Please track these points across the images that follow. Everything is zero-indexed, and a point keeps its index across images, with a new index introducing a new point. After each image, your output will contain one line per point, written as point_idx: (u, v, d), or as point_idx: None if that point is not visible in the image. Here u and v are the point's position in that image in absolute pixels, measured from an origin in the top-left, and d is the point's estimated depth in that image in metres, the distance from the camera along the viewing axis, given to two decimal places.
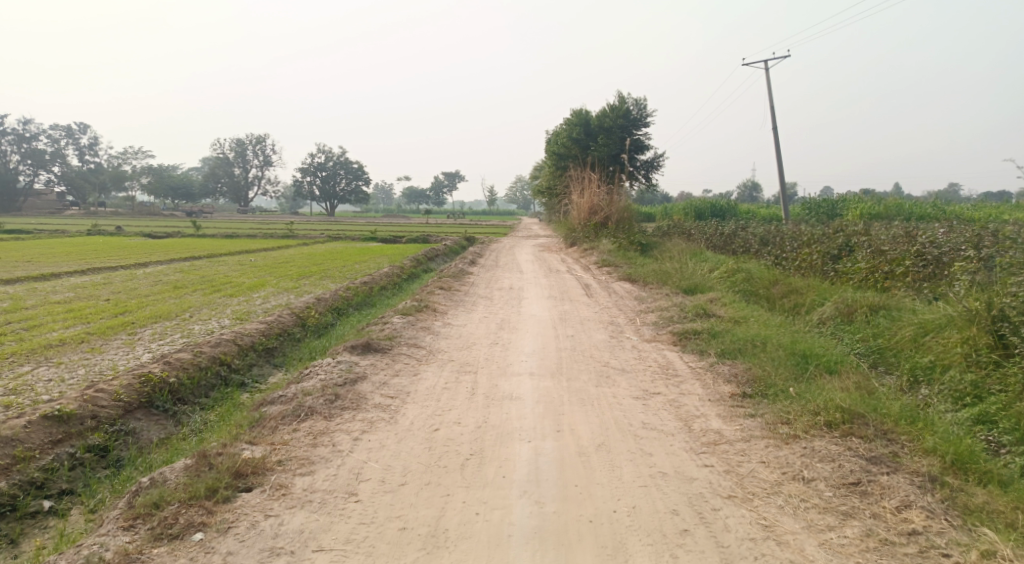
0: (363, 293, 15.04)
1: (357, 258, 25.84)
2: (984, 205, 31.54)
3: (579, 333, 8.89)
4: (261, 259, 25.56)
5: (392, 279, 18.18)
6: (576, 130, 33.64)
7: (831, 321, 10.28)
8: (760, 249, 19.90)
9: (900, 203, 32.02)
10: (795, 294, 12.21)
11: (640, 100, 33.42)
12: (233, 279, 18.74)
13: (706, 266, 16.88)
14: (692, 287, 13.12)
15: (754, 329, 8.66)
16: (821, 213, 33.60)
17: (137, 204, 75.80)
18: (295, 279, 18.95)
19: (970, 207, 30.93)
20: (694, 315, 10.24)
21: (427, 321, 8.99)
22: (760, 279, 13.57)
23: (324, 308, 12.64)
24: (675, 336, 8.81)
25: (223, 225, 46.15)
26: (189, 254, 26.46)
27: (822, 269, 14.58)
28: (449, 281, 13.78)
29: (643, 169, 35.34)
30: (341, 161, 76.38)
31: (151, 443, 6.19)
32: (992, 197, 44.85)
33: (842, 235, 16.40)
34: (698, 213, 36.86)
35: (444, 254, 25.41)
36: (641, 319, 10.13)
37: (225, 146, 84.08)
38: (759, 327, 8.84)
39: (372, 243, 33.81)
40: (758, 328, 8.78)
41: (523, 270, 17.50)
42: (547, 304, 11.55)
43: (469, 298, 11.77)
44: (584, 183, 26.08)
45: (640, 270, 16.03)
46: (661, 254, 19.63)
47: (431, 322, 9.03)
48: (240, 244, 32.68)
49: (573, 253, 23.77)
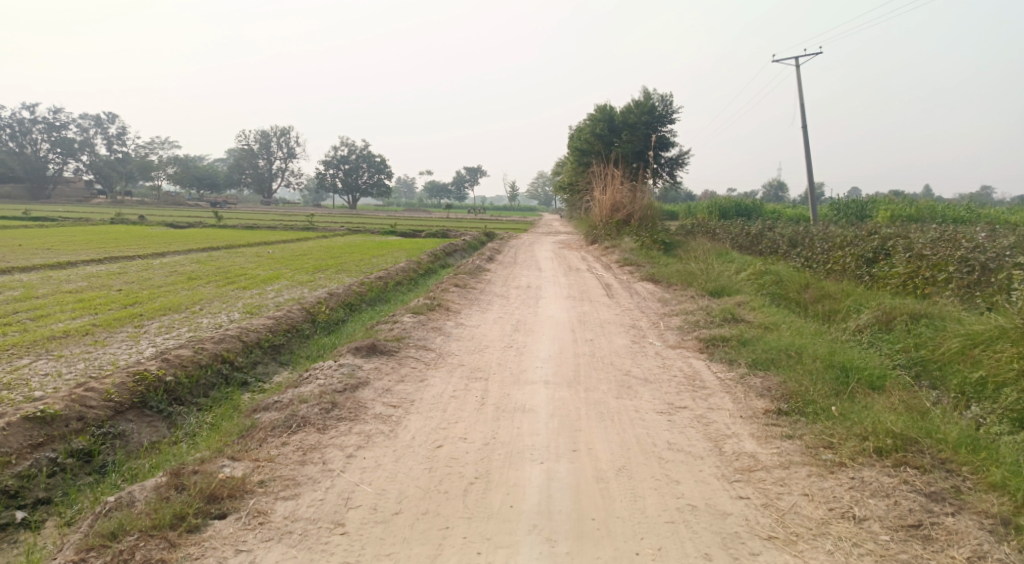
0: (377, 289, 14.64)
1: (375, 252, 25.49)
2: (1020, 208, 30.53)
3: (599, 337, 8.40)
4: (278, 250, 25.28)
5: (409, 274, 17.78)
6: (600, 126, 33.04)
7: (868, 329, 9.71)
8: (788, 251, 19.24)
9: (933, 206, 31.06)
10: (828, 299, 11.61)
11: (666, 95, 32.72)
12: (248, 271, 18.45)
13: (732, 267, 16.29)
14: (719, 289, 12.57)
15: (787, 337, 8.13)
16: (850, 214, 32.70)
17: (162, 194, 76.34)
18: (311, 272, 18.63)
19: (1006, 211, 29.90)
20: (721, 320, 9.71)
21: (439, 321, 8.55)
22: (790, 282, 12.98)
23: (337, 304, 12.26)
24: (702, 343, 8.30)
25: (244, 216, 46.11)
26: (207, 244, 26.27)
27: (856, 274, 13.94)
28: (466, 278, 13.34)
29: (668, 166, 34.65)
30: (364, 154, 76.30)
31: (141, 448, 5.79)
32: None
33: (876, 238, 15.73)
34: (723, 213, 36.08)
35: (463, 249, 25.01)
36: (665, 323, 9.61)
37: (249, 137, 84.42)
38: (792, 335, 8.31)
39: (392, 237, 33.45)
40: (792, 336, 8.24)
41: (543, 267, 17.03)
42: (566, 305, 11.07)
43: (486, 297, 11.32)
44: (607, 180, 25.52)
45: (664, 270, 15.47)
46: (685, 254, 19.03)
47: (443, 322, 8.60)
48: (259, 235, 32.49)
49: (595, 251, 23.22)
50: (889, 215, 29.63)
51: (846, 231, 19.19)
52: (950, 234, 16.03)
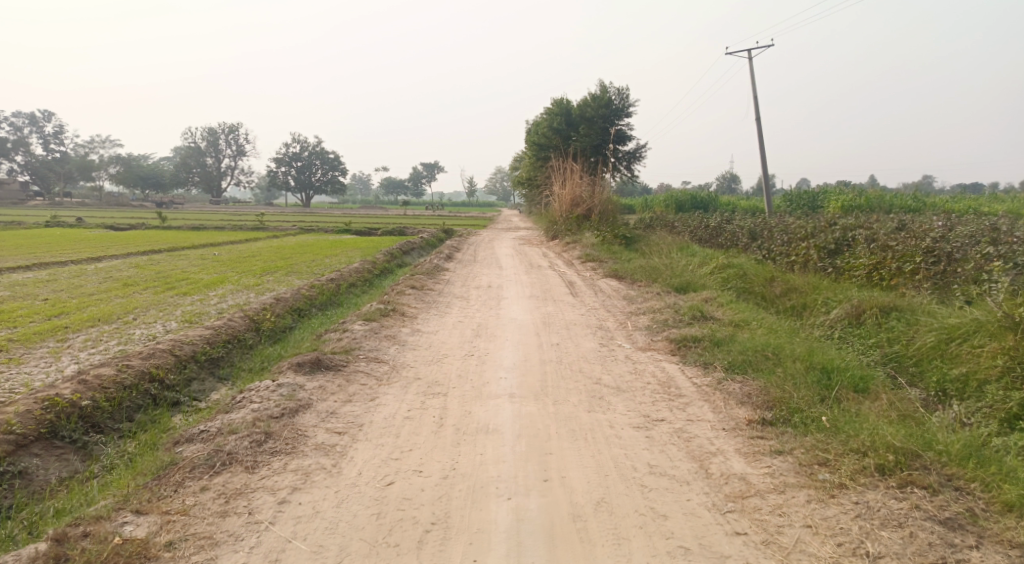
0: (329, 292, 13.88)
1: (328, 252, 24.59)
2: (966, 197, 31.11)
3: (565, 341, 7.86)
4: (225, 252, 24.17)
5: (363, 275, 17.04)
6: (557, 120, 32.61)
7: (838, 324, 9.40)
8: (749, 244, 19.03)
9: (885, 195, 31.41)
10: (795, 293, 11.29)
11: (622, 89, 32.44)
12: (191, 275, 17.47)
13: (694, 261, 15.98)
14: (684, 285, 12.18)
15: (761, 336, 7.71)
16: (805, 205, 32.87)
17: (105, 195, 73.56)
18: (259, 275, 17.74)
19: (955, 199, 30.37)
20: (690, 318, 9.28)
21: (392, 329, 7.92)
22: (756, 277, 12.67)
23: (284, 309, 11.51)
24: (673, 344, 7.83)
25: (191, 216, 44.46)
26: (150, 247, 25.05)
27: (819, 266, 13.71)
28: (422, 278, 12.69)
29: (625, 159, 34.40)
30: (317, 151, 74.60)
31: (46, 487, 5.13)
32: (972, 190, 44.56)
33: (837, 229, 15.55)
34: (680, 206, 36.03)
35: (419, 248, 24.29)
36: (632, 323, 9.14)
37: (196, 135, 81.90)
38: (766, 334, 7.90)
39: (346, 235, 32.51)
40: (766, 335, 7.83)
41: (503, 265, 16.48)
42: (528, 306, 10.53)
43: (443, 299, 10.70)
44: (565, 174, 25.07)
45: (627, 265, 15.06)
46: (647, 248, 18.67)
47: (397, 329, 7.97)
48: (206, 236, 31.22)
49: (555, 246, 22.75)
50: (842, 206, 29.83)
51: (806, 222, 19.07)
52: (908, 224, 15.97)
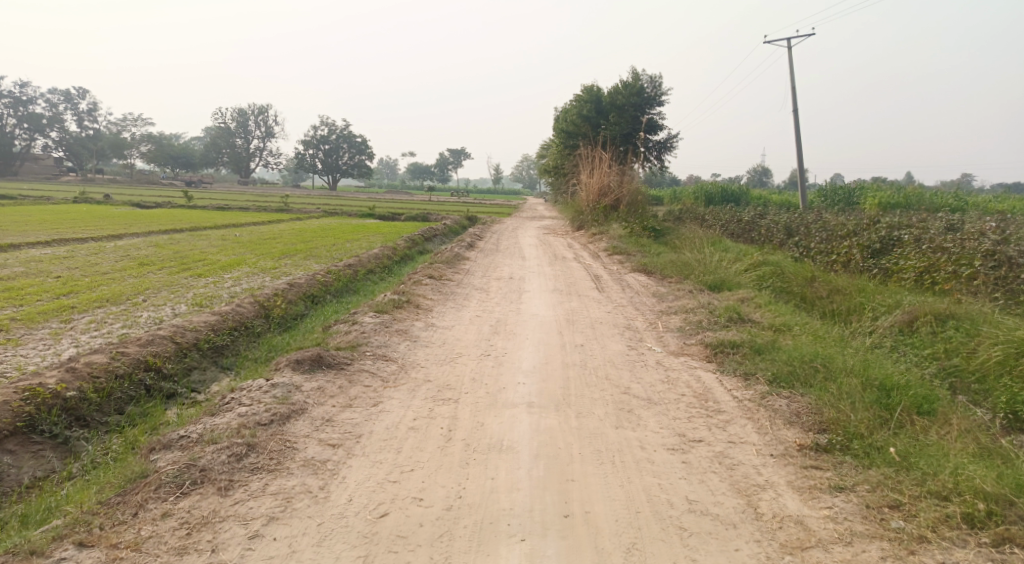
0: (345, 278, 13.38)
1: (349, 236, 24.14)
2: (1009, 197, 29.91)
3: (591, 342, 7.25)
4: (246, 233, 23.82)
5: (382, 262, 16.53)
6: (587, 107, 31.83)
7: (887, 330, 8.69)
8: (784, 240, 18.23)
9: (924, 193, 30.27)
10: (837, 296, 10.57)
11: (656, 77, 31.56)
12: (208, 257, 17.06)
13: (727, 257, 15.26)
14: (718, 283, 11.49)
15: (807, 344, 7.04)
16: (840, 201, 31.78)
17: (135, 173, 74.06)
18: (277, 258, 17.30)
19: (998, 198, 29.14)
20: (726, 320, 8.62)
21: (405, 323, 7.37)
22: (794, 277, 11.95)
23: (296, 295, 11.01)
24: (708, 350, 7.19)
25: (217, 196, 44.30)
26: (172, 226, 24.77)
27: (861, 267, 12.94)
28: (441, 267, 12.12)
29: (656, 149, 33.55)
30: (344, 134, 74.35)
31: (17, 489, 4.68)
32: (1014, 190, 43.00)
33: (880, 228, 14.73)
34: (710, 199, 35.11)
35: (442, 235, 23.76)
36: (664, 323, 8.51)
37: (226, 115, 82.10)
38: (811, 341, 7.23)
39: (369, 220, 32.06)
40: (811, 343, 7.17)
41: (526, 256, 15.87)
42: (552, 300, 9.94)
43: (463, 291, 10.15)
44: (595, 163, 24.33)
45: (656, 260, 14.38)
46: (677, 242, 17.93)
47: (410, 323, 7.41)
48: (230, 217, 30.94)
49: (581, 237, 22.08)
50: (880, 203, 28.77)
51: (845, 219, 18.21)
52: (956, 224, 15.11)
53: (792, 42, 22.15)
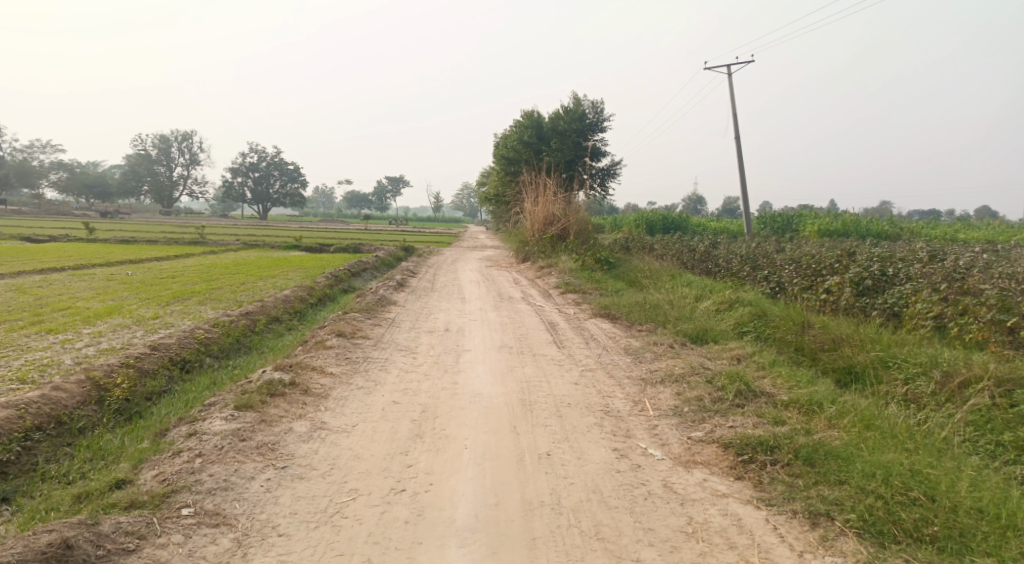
0: (237, 332, 10.65)
1: (264, 272, 21.24)
2: (943, 222, 29.47)
3: (560, 449, 4.87)
4: (141, 272, 20.64)
5: (292, 306, 13.80)
6: (527, 132, 30.00)
7: (926, 398, 6.55)
8: (746, 272, 16.44)
9: (865, 219, 29.43)
10: (844, 349, 8.57)
11: (598, 102, 30.07)
12: (78, 304, 14.06)
13: (692, 295, 13.30)
14: (700, 332, 9.31)
15: (872, 447, 4.85)
16: (783, 227, 30.66)
17: (44, 203, 68.57)
18: (164, 304, 14.33)
19: (937, 225, 28.48)
20: (735, 394, 6.35)
21: (274, 431, 4.79)
22: (782, 321, 9.92)
23: (158, 363, 8.29)
24: (729, 454, 4.91)
25: (126, 228, 40.06)
26: (56, 265, 21.42)
27: (849, 309, 11.06)
28: (355, 319, 9.56)
29: (599, 176, 31.94)
30: (275, 161, 70.75)
31: None
32: (936, 215, 43.46)
33: (860, 262, 13.01)
34: (652, 227, 33.71)
35: (373, 269, 21.29)
36: (651, 402, 6.21)
37: (147, 142, 77.36)
38: (872, 439, 5.03)
39: (293, 253, 29.03)
40: (874, 441, 4.98)
41: (465, 297, 13.52)
42: (499, 366, 7.52)
43: (381, 355, 7.65)
44: (538, 189, 22.21)
45: (617, 300, 12.26)
46: (634, 277, 15.83)
47: (282, 430, 4.83)
48: (132, 252, 27.44)
49: (526, 271, 19.91)
50: (822, 230, 27.71)
51: (810, 249, 16.55)
52: (934, 254, 13.60)
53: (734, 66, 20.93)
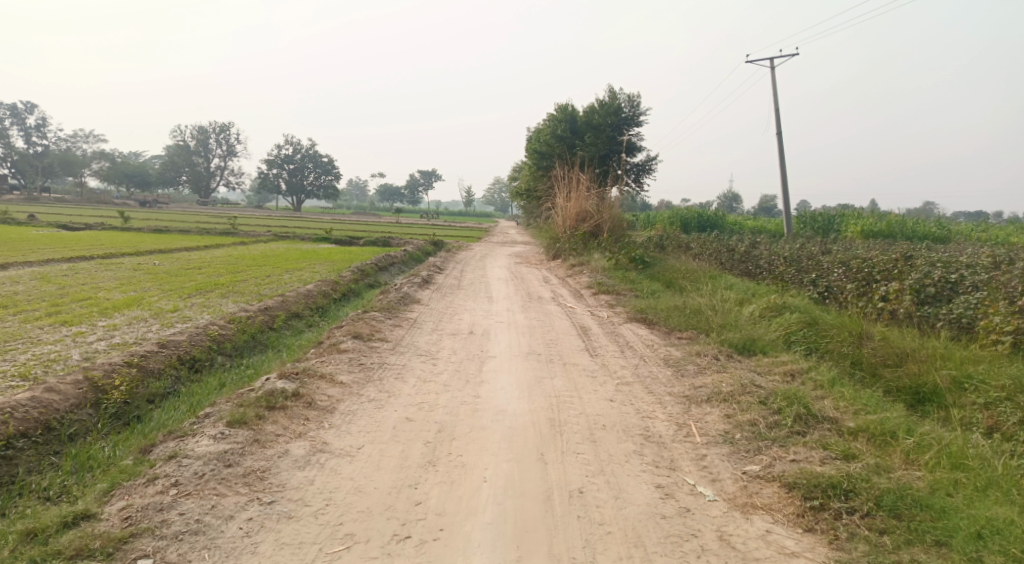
0: (254, 328, 10.11)
1: (291, 265, 20.82)
2: (994, 224, 28.08)
3: (593, 485, 4.22)
4: (168, 262, 20.37)
5: (314, 301, 13.27)
6: (561, 126, 29.24)
7: (1014, 429, 5.75)
8: (790, 274, 15.55)
9: (909, 220, 28.16)
10: (908, 366, 7.74)
11: (634, 95, 29.13)
12: (97, 295, 13.71)
13: (733, 298, 12.50)
14: (746, 342, 8.52)
15: (972, 503, 4.09)
16: (824, 227, 29.51)
17: (85, 191, 69.56)
18: (184, 297, 13.91)
19: (987, 228, 27.10)
20: (794, 419, 5.60)
21: (265, 455, 4.19)
22: (835, 330, 9.09)
23: (164, 362, 7.78)
24: (795, 497, 4.20)
25: (160, 218, 40.10)
26: (85, 254, 21.25)
27: (906, 319, 10.18)
28: (375, 319, 8.96)
29: (634, 172, 31.06)
30: (309, 153, 70.85)
31: None
32: (979, 217, 41.71)
33: (916, 267, 12.08)
34: (687, 225, 32.77)
35: (401, 263, 20.76)
36: (698, 426, 5.48)
37: (185, 132, 78.13)
38: (969, 496, 4.27)
39: (323, 245, 28.64)
40: (972, 499, 4.22)
41: (493, 296, 12.88)
42: (527, 377, 6.85)
43: (399, 361, 7.01)
44: (571, 185, 21.45)
45: (654, 302, 11.52)
46: (671, 277, 15.05)
47: (274, 454, 4.22)
48: (162, 242, 27.24)
49: (557, 268, 19.22)
50: (864, 231, 26.54)
51: (858, 252, 15.57)
52: (995, 258, 12.60)
53: (777, 61, 19.97)
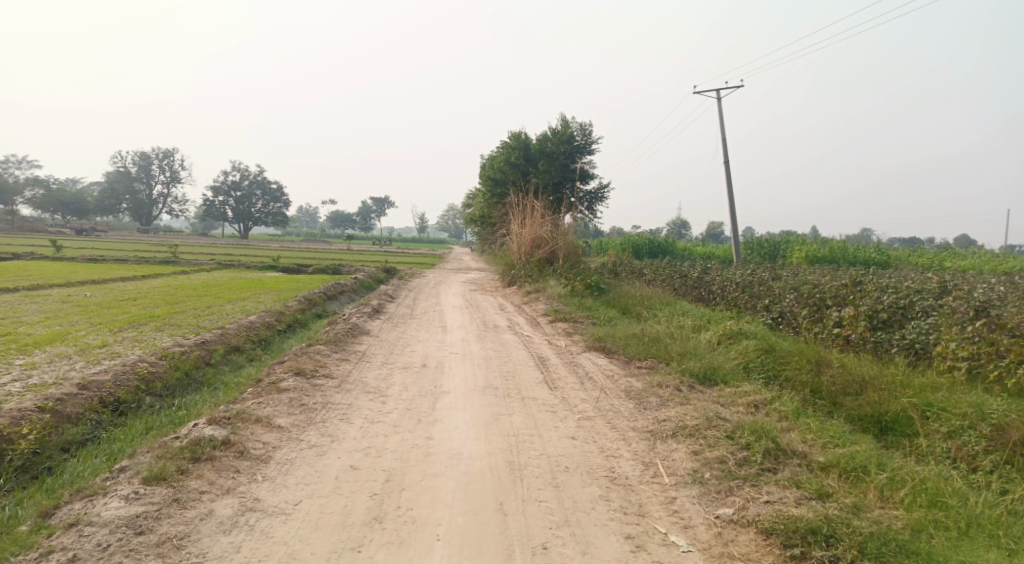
0: (189, 364, 9.45)
1: (234, 295, 19.99)
2: (931, 249, 28.93)
3: (557, 540, 3.85)
4: (101, 293, 19.34)
5: (256, 333, 12.62)
6: (512, 153, 29.11)
7: (984, 459, 5.59)
8: (743, 299, 15.54)
9: (852, 245, 28.81)
10: (870, 394, 7.58)
11: (585, 123, 29.26)
12: (19, 330, 12.78)
13: (689, 325, 12.34)
14: (707, 372, 8.27)
15: (959, 552, 3.85)
16: (771, 253, 29.96)
17: (18, 219, 66.63)
18: (116, 331, 13.08)
19: (924, 252, 27.89)
20: (764, 454, 5.32)
21: (183, 520, 3.69)
22: (794, 357, 8.93)
23: (85, 405, 7.12)
24: (774, 545, 3.91)
25: (97, 246, 38.47)
26: (11, 285, 20.03)
27: (861, 344, 10.11)
28: (320, 353, 8.44)
29: (586, 199, 31.11)
30: (256, 180, 69.39)
31: None
32: (916, 242, 43.12)
33: (867, 292, 12.13)
34: (638, 251, 32.91)
35: (350, 292, 20.15)
36: (665, 466, 5.14)
37: (127, 159, 75.80)
38: (953, 539, 4.03)
39: (269, 274, 27.76)
40: (957, 544, 3.99)
41: (446, 325, 12.45)
42: (482, 413, 6.44)
43: (344, 400, 6.52)
44: (524, 211, 21.23)
45: (611, 330, 11.25)
46: (626, 304, 14.87)
47: (194, 517, 3.73)
48: (97, 272, 25.97)
49: (511, 296, 18.90)
50: (809, 256, 27.01)
51: (809, 277, 15.65)
52: (942, 283, 12.78)
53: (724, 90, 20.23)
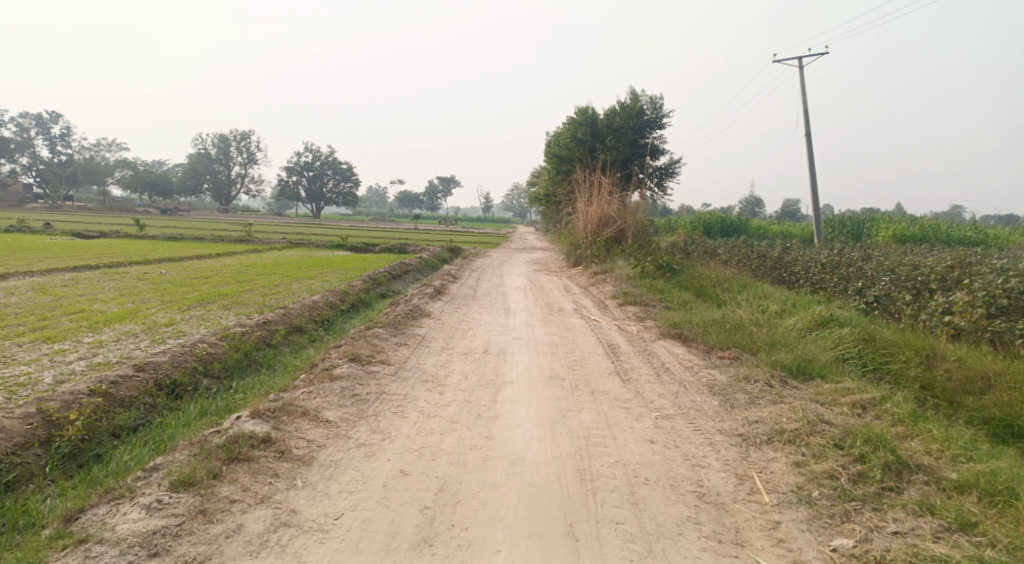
0: (248, 346, 9.14)
1: (302, 273, 19.94)
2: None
3: None
4: (174, 271, 19.59)
5: (319, 313, 12.33)
6: (581, 129, 28.16)
7: None
8: (829, 281, 14.40)
9: (944, 223, 26.82)
10: (996, 394, 6.60)
11: (657, 97, 28.04)
12: (91, 307, 12.86)
13: (771, 309, 11.38)
14: (801, 364, 7.41)
15: None
16: (855, 231, 28.21)
17: (107, 199, 69.54)
18: (182, 309, 13.02)
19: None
20: (882, 469, 4.54)
21: (207, 536, 3.39)
22: (898, 348, 7.95)
23: (140, 387, 6.85)
24: None
25: (176, 225, 39.42)
26: (91, 263, 20.51)
27: (973, 334, 9.00)
28: (377, 338, 7.98)
29: (656, 175, 29.94)
30: (328, 160, 70.29)
31: None
32: (1011, 220, 40.03)
33: (974, 277, 10.92)
34: (710, 229, 31.56)
35: (415, 271, 19.82)
36: (763, 480, 4.42)
37: (206, 140, 78.06)
38: None
39: (337, 252, 27.76)
40: None
41: (511, 307, 11.88)
42: (549, 409, 5.81)
43: (399, 391, 6.00)
44: (593, 188, 20.40)
45: (688, 315, 10.44)
46: (702, 286, 13.97)
47: (220, 531, 3.42)
48: (173, 249, 26.49)
49: (579, 276, 18.18)
50: (897, 236, 25.23)
51: (903, 258, 14.37)
52: None
53: (806, 59, 18.89)
